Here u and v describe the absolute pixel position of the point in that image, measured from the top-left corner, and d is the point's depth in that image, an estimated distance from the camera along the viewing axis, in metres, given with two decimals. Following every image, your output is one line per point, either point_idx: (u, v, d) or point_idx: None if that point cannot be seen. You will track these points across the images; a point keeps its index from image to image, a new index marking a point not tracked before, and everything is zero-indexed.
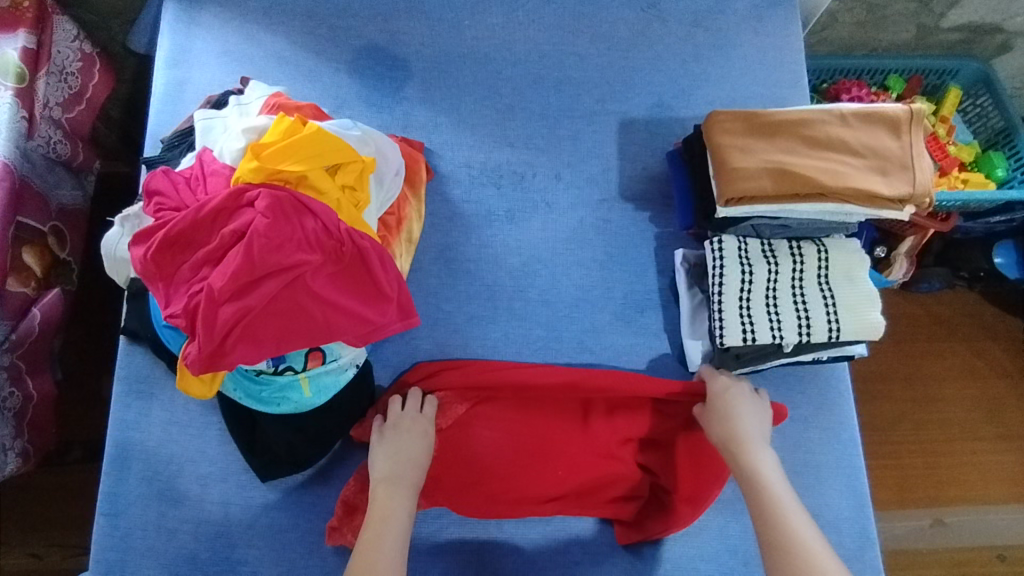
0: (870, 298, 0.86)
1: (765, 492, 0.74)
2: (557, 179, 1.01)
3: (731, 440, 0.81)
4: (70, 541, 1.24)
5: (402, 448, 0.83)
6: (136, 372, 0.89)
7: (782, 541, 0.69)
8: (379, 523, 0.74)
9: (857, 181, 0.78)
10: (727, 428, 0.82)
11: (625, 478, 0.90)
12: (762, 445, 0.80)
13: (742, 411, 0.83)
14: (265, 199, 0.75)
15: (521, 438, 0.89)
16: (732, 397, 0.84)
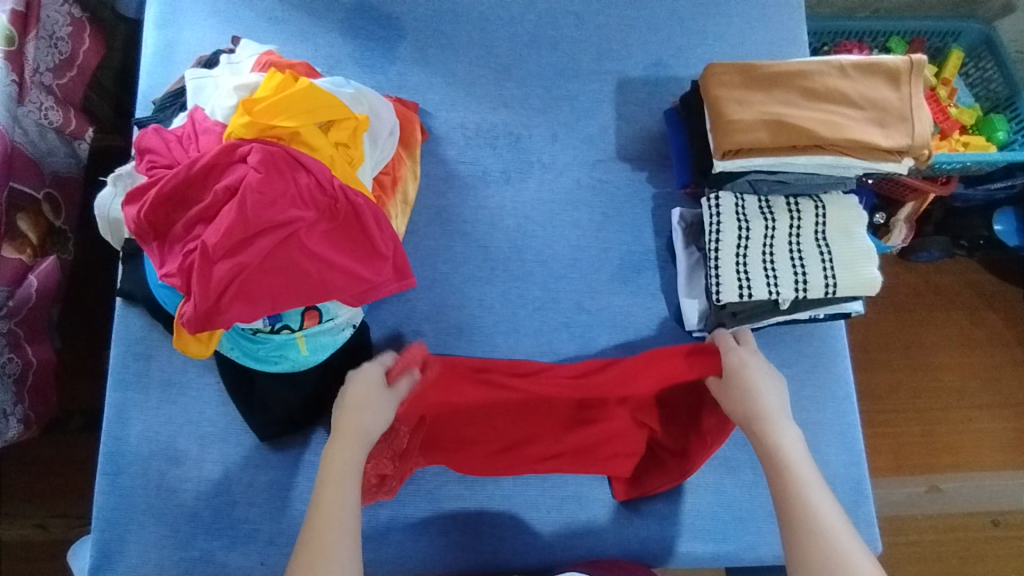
0: (867, 254, 0.85)
1: (789, 473, 0.71)
2: (554, 139, 1.00)
3: (753, 417, 0.76)
4: (74, 511, 1.26)
5: (355, 403, 0.76)
6: (133, 334, 0.89)
7: (805, 527, 0.66)
8: (330, 493, 0.69)
9: (856, 133, 0.76)
10: (747, 403, 0.77)
11: (622, 433, 0.91)
12: (785, 420, 0.76)
13: (761, 383, 0.79)
14: (258, 154, 0.75)
15: (509, 400, 0.89)
16: (750, 368, 0.80)
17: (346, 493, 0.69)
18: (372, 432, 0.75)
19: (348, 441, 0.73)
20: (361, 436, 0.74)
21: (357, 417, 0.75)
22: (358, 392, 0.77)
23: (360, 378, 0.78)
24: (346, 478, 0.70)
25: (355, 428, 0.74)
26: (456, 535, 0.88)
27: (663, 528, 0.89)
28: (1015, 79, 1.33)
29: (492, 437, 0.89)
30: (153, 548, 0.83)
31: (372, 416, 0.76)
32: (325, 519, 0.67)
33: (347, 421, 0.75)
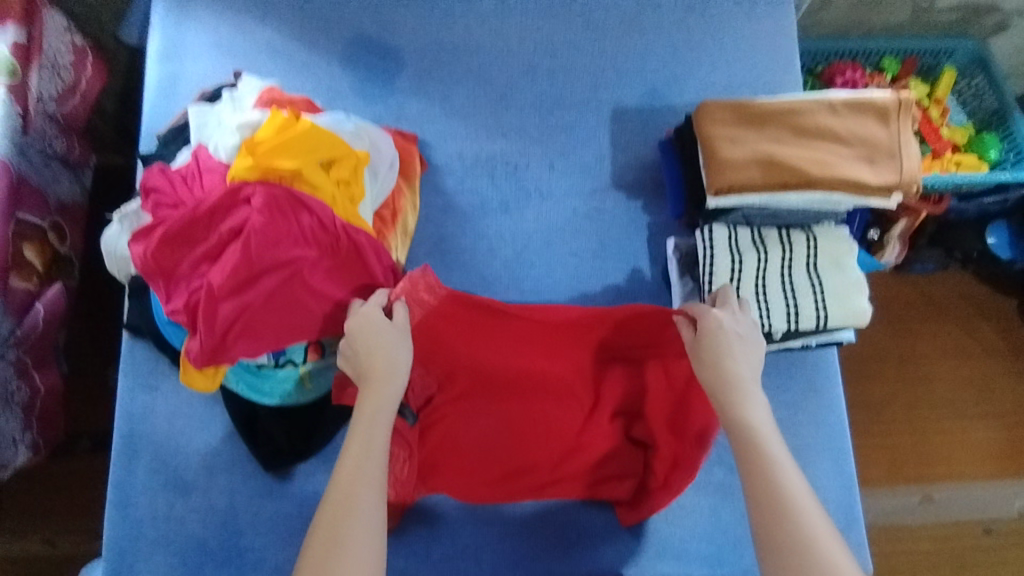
0: (858, 286, 0.87)
1: (757, 448, 0.65)
2: (551, 168, 1.02)
3: (722, 381, 0.71)
4: (83, 526, 1.28)
5: (374, 345, 0.75)
6: (139, 366, 0.90)
7: (771, 500, 0.61)
8: (363, 429, 0.67)
9: (845, 171, 0.78)
10: (719, 366, 0.72)
11: (616, 453, 0.93)
12: (754, 387, 0.71)
13: (730, 345, 0.74)
14: (261, 197, 0.76)
15: (504, 421, 0.92)
16: (722, 331, 0.74)
17: (378, 432, 0.68)
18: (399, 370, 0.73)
19: (383, 379, 0.72)
20: (391, 374, 0.72)
21: (380, 355, 0.74)
22: (371, 335, 0.75)
23: (371, 319, 0.76)
24: (377, 417, 0.69)
25: (382, 365, 0.73)
26: (457, 561, 0.90)
27: (659, 552, 0.91)
28: (1006, 93, 1.35)
29: (492, 460, 0.91)
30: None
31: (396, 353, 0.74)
32: (355, 460, 0.65)
33: (376, 359, 0.73)
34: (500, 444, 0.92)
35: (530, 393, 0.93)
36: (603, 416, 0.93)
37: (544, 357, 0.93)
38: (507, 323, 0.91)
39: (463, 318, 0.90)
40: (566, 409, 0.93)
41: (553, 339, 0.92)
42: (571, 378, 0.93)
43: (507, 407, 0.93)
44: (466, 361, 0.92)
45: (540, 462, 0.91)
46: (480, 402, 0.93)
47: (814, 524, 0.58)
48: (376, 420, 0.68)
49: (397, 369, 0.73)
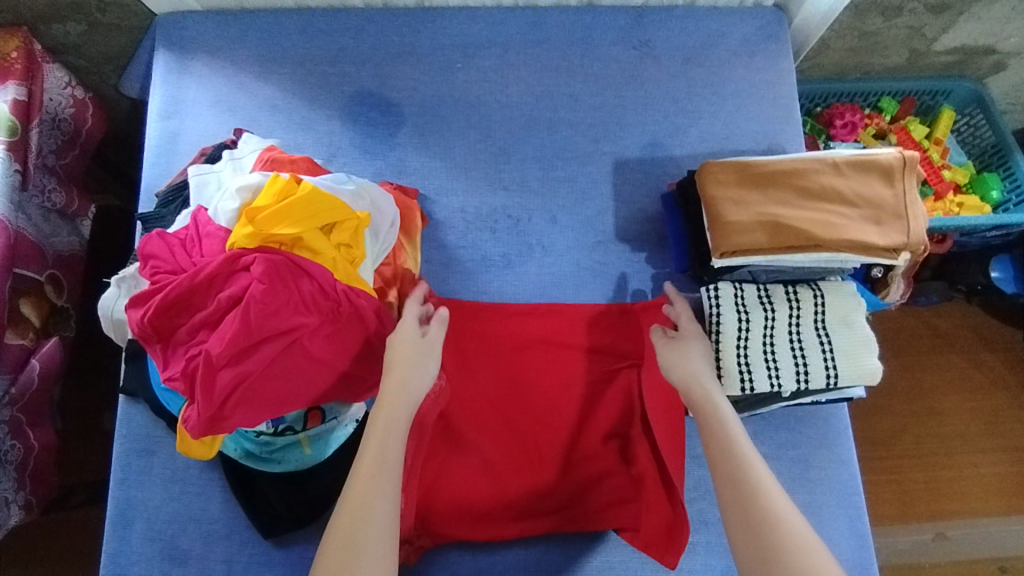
0: (867, 344, 0.85)
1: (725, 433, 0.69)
2: (553, 222, 1.01)
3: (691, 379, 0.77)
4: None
5: (397, 360, 0.76)
6: (136, 430, 0.89)
7: (737, 479, 0.65)
8: (377, 441, 0.68)
9: (852, 232, 0.77)
10: (691, 366, 0.78)
11: (613, 473, 0.90)
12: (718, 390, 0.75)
13: (700, 353, 0.80)
14: (261, 264, 0.75)
15: (497, 449, 0.91)
16: (694, 340, 0.82)
17: (392, 444, 0.68)
18: (418, 384, 0.75)
19: (398, 391, 0.73)
20: (409, 387, 0.74)
21: (403, 369, 0.75)
22: (403, 350, 0.77)
23: (403, 336, 0.78)
24: (392, 430, 0.70)
25: (401, 379, 0.74)
26: None
27: None
28: (1004, 129, 1.35)
29: (489, 494, 0.89)
30: None
31: (420, 371, 0.76)
32: (372, 466, 0.66)
33: (399, 373, 0.75)
34: (495, 475, 0.90)
35: (521, 417, 0.92)
36: (594, 435, 0.91)
37: (530, 377, 0.93)
38: (495, 339, 0.94)
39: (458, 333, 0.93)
40: (560, 430, 0.92)
41: (538, 355, 0.94)
42: (558, 397, 0.93)
43: (498, 435, 0.91)
44: (458, 382, 0.92)
45: (535, 490, 0.90)
46: (473, 431, 0.91)
47: (787, 516, 0.61)
48: (392, 429, 0.70)
49: (416, 385, 0.75)
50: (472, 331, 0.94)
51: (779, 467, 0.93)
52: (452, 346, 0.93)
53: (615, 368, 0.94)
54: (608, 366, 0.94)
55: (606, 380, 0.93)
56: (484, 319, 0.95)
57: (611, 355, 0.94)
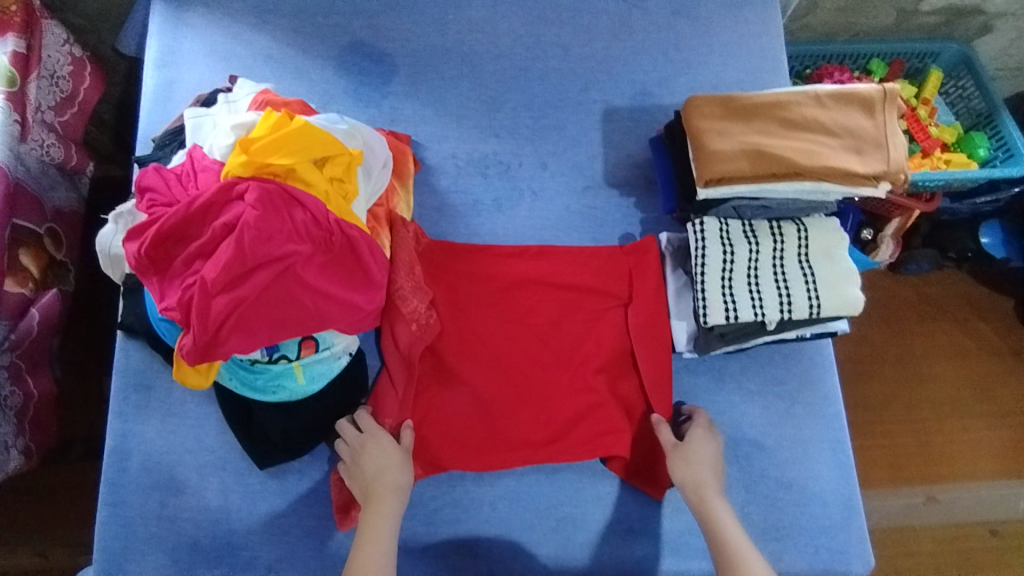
0: (849, 274, 0.87)
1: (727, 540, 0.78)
2: (543, 167, 1.03)
3: (699, 485, 0.83)
4: (87, 528, 1.29)
5: (377, 467, 0.83)
6: (133, 365, 0.91)
7: None
8: (365, 548, 0.77)
9: (833, 160, 0.79)
10: (700, 470, 0.84)
11: (604, 406, 0.93)
12: (720, 498, 0.83)
13: (709, 459, 0.86)
14: (255, 192, 0.77)
15: (488, 383, 0.93)
16: (703, 445, 0.87)
17: (380, 555, 0.76)
18: (399, 490, 0.83)
19: (383, 499, 0.81)
20: (393, 494, 0.82)
21: (383, 480, 0.82)
22: (379, 457, 0.84)
23: (378, 443, 0.85)
24: (382, 539, 0.78)
25: (383, 488, 0.82)
26: (452, 558, 0.88)
27: (658, 546, 0.90)
28: (993, 96, 1.36)
29: (480, 428, 0.92)
30: None
31: (399, 474, 0.83)
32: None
33: (380, 484, 0.82)
34: (487, 410, 0.92)
35: (513, 354, 0.94)
36: (584, 371, 0.94)
37: (523, 314, 0.95)
38: (490, 279, 0.96)
39: (454, 272, 0.96)
40: (551, 367, 0.94)
41: (530, 295, 0.96)
42: (550, 336, 0.95)
43: (490, 372, 0.93)
44: (452, 321, 0.94)
45: (526, 423, 0.92)
46: (464, 368, 0.93)
47: None
48: (379, 534, 0.78)
49: (398, 490, 0.82)
50: (463, 273, 0.97)
51: (765, 403, 0.95)
52: (445, 287, 0.96)
53: (605, 308, 0.96)
54: (599, 306, 0.96)
55: (595, 318, 0.96)
56: (475, 261, 0.97)
57: (600, 294, 0.96)
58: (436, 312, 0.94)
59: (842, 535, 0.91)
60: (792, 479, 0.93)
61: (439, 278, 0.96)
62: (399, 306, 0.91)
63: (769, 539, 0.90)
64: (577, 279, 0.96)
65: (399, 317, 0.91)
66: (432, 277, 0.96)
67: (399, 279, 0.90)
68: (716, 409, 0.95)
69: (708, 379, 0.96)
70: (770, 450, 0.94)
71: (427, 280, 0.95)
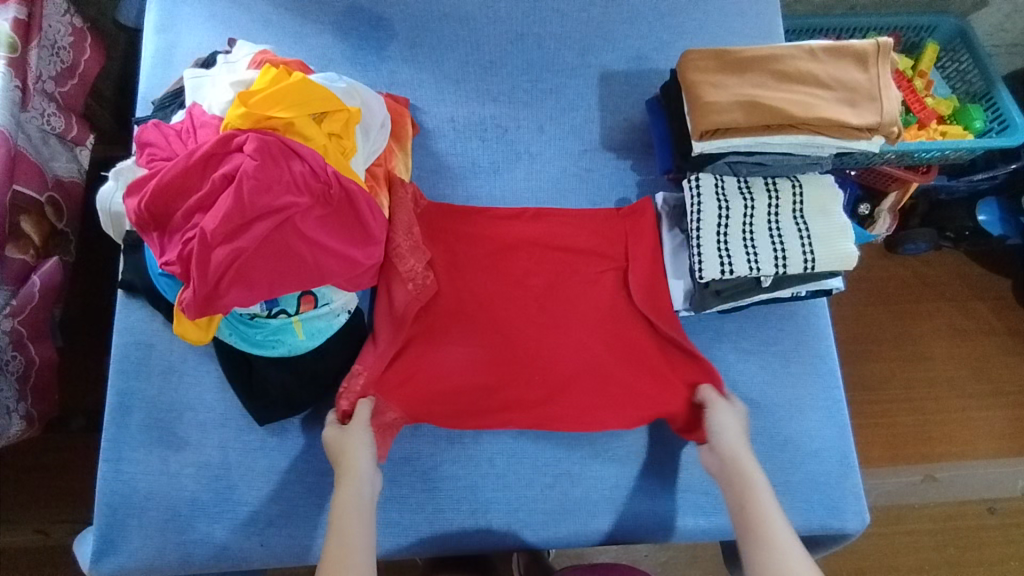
0: (843, 230, 0.87)
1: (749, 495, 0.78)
2: (540, 131, 1.03)
3: (736, 453, 0.82)
4: (91, 501, 1.30)
5: (338, 456, 0.82)
6: (133, 323, 0.91)
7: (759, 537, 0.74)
8: (338, 530, 0.76)
9: (826, 112, 0.80)
10: (739, 441, 0.84)
11: (608, 364, 0.93)
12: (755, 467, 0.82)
13: (744, 434, 0.86)
14: (254, 143, 0.77)
15: (483, 345, 0.92)
16: (741, 421, 0.87)
17: (352, 535, 0.75)
18: (364, 469, 0.81)
19: (347, 480, 0.80)
20: (356, 474, 0.80)
21: (344, 464, 0.81)
22: (337, 445, 0.83)
23: (331, 433, 0.84)
24: (350, 519, 0.76)
25: (344, 472, 0.81)
26: (450, 513, 0.89)
27: (655, 502, 0.90)
28: (990, 70, 1.37)
29: (476, 389, 0.91)
30: (155, 531, 0.86)
31: (360, 454, 0.82)
32: (335, 557, 0.73)
33: (342, 468, 0.81)
34: (484, 368, 0.91)
35: (506, 316, 0.94)
36: (583, 332, 0.94)
37: (518, 277, 0.96)
38: (485, 241, 0.97)
39: (449, 234, 0.97)
40: (547, 329, 0.94)
41: (527, 257, 0.97)
42: (548, 297, 0.95)
43: (486, 331, 0.93)
44: (448, 280, 0.94)
45: (522, 385, 0.92)
46: (460, 326, 0.93)
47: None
48: (349, 514, 0.77)
49: (361, 469, 0.81)
50: (461, 235, 0.97)
51: (761, 362, 0.96)
52: (443, 248, 0.96)
53: (603, 270, 0.96)
54: (596, 269, 0.96)
55: (593, 281, 0.96)
56: (473, 223, 0.98)
57: (598, 258, 0.97)
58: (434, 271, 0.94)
59: (838, 492, 0.91)
60: (788, 437, 0.93)
61: (437, 239, 0.96)
62: (396, 264, 0.90)
63: None
64: (573, 243, 0.97)
65: (396, 276, 0.91)
66: (430, 238, 0.96)
67: (398, 238, 0.91)
68: None
69: (703, 339, 0.96)
70: (766, 407, 0.94)
71: (425, 240, 0.95)
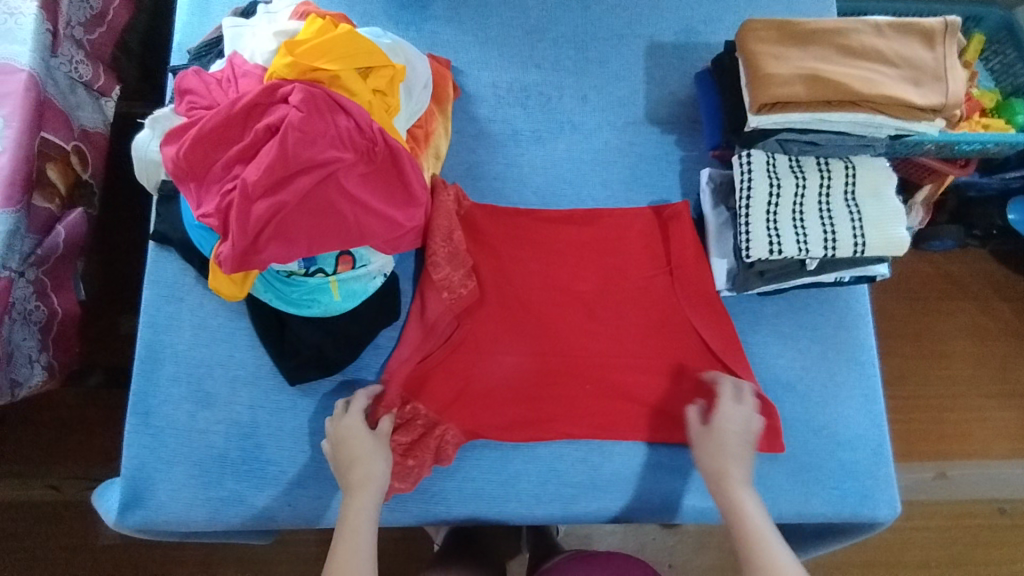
0: (897, 214, 0.85)
1: (746, 522, 0.72)
2: (584, 101, 1.01)
3: (721, 474, 0.77)
4: (103, 457, 1.29)
5: (354, 457, 0.79)
6: (166, 276, 0.90)
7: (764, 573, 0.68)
8: (348, 535, 0.73)
9: (889, 89, 0.78)
10: (725, 461, 0.77)
11: (658, 371, 0.92)
12: (746, 489, 0.75)
13: (737, 448, 0.78)
14: (300, 94, 0.75)
15: (527, 351, 0.92)
16: (731, 433, 0.79)
17: (362, 543, 0.73)
18: (379, 479, 0.78)
19: (362, 487, 0.77)
20: (371, 483, 0.78)
21: (359, 468, 0.78)
22: (354, 446, 0.79)
23: (353, 430, 0.80)
24: (360, 524, 0.74)
25: (358, 478, 0.78)
26: (479, 483, 0.88)
27: (684, 483, 0.89)
28: None
29: (523, 398, 0.90)
30: (183, 487, 0.85)
31: (376, 462, 0.79)
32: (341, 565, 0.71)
33: (357, 473, 0.78)
34: (533, 377, 0.91)
35: (549, 322, 0.93)
36: (629, 336, 0.93)
37: (563, 281, 0.94)
38: (526, 242, 0.95)
39: (484, 236, 0.94)
40: (593, 336, 0.93)
41: (571, 263, 0.95)
42: (596, 303, 0.94)
43: (535, 341, 0.92)
44: (493, 288, 0.93)
45: (568, 393, 0.91)
46: (507, 336, 0.92)
47: None
48: (360, 521, 0.74)
49: (376, 478, 0.78)
50: (505, 238, 0.95)
51: (799, 347, 0.94)
52: (489, 254, 0.94)
53: (651, 275, 0.94)
54: (644, 273, 0.95)
55: (642, 286, 0.94)
56: (519, 224, 0.95)
57: (644, 261, 0.95)
58: (479, 281, 0.93)
59: (871, 481, 0.91)
60: (822, 423, 0.92)
61: (484, 245, 0.94)
62: (430, 272, 0.89)
63: (799, 481, 0.90)
64: (617, 247, 0.95)
65: (431, 284, 0.90)
66: (476, 244, 0.94)
67: (434, 244, 0.88)
68: (749, 351, 0.94)
69: (742, 320, 0.95)
70: (802, 394, 0.93)
71: (468, 247, 0.93)
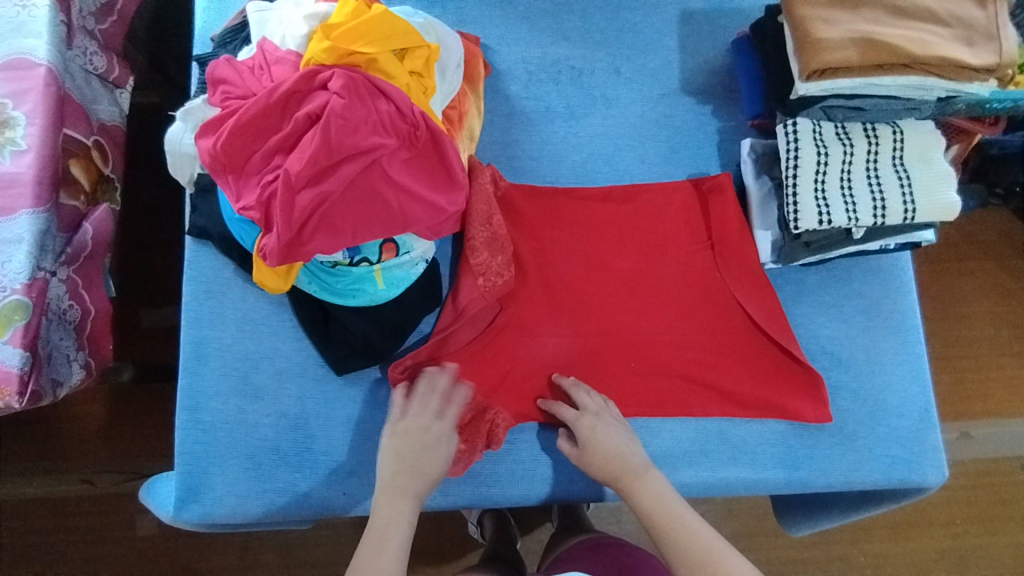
0: (947, 177, 0.84)
1: (663, 513, 0.78)
2: (617, 74, 0.98)
3: (620, 477, 0.82)
4: (136, 451, 1.30)
5: (411, 446, 0.82)
6: (205, 270, 0.89)
7: (691, 554, 0.74)
8: (384, 526, 0.76)
9: (942, 50, 0.76)
10: (614, 466, 0.82)
11: (705, 346, 0.92)
12: (650, 478, 0.81)
13: (616, 446, 0.83)
14: (340, 79, 0.73)
15: (571, 331, 0.91)
16: (602, 438, 0.83)
17: (393, 537, 0.75)
18: (432, 474, 0.81)
19: (410, 479, 0.80)
20: (421, 476, 0.81)
21: (414, 459, 0.81)
22: (418, 433, 0.82)
23: (420, 417, 0.83)
24: (397, 517, 0.77)
25: (408, 468, 0.81)
26: (530, 464, 0.89)
27: (734, 456, 0.90)
28: None
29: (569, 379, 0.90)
30: (238, 480, 0.85)
31: (432, 454, 0.82)
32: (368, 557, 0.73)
33: (412, 463, 0.81)
34: (579, 358, 0.91)
35: (592, 302, 0.92)
36: (673, 312, 0.92)
37: (603, 260, 0.93)
38: (564, 221, 0.94)
39: (522, 217, 0.93)
40: (637, 314, 0.92)
41: (612, 240, 0.94)
42: (638, 281, 0.93)
43: (579, 321, 0.92)
44: (535, 270, 0.92)
45: (613, 372, 0.91)
46: (550, 317, 0.91)
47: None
48: (396, 515, 0.77)
49: (429, 471, 0.81)
50: (543, 218, 0.94)
51: (843, 317, 0.94)
52: (528, 235, 0.93)
53: (693, 250, 0.94)
54: (686, 248, 0.94)
55: (684, 261, 0.94)
56: (555, 203, 0.94)
57: (686, 236, 0.94)
58: (520, 264, 0.92)
59: (916, 446, 0.91)
60: (867, 391, 0.92)
61: (524, 226, 0.93)
62: (468, 258, 0.87)
63: (845, 449, 0.91)
64: (657, 222, 0.94)
65: (468, 269, 0.88)
66: (515, 225, 0.93)
67: (473, 229, 0.86)
68: (792, 322, 0.94)
69: (785, 292, 0.94)
70: (847, 363, 0.93)
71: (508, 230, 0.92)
